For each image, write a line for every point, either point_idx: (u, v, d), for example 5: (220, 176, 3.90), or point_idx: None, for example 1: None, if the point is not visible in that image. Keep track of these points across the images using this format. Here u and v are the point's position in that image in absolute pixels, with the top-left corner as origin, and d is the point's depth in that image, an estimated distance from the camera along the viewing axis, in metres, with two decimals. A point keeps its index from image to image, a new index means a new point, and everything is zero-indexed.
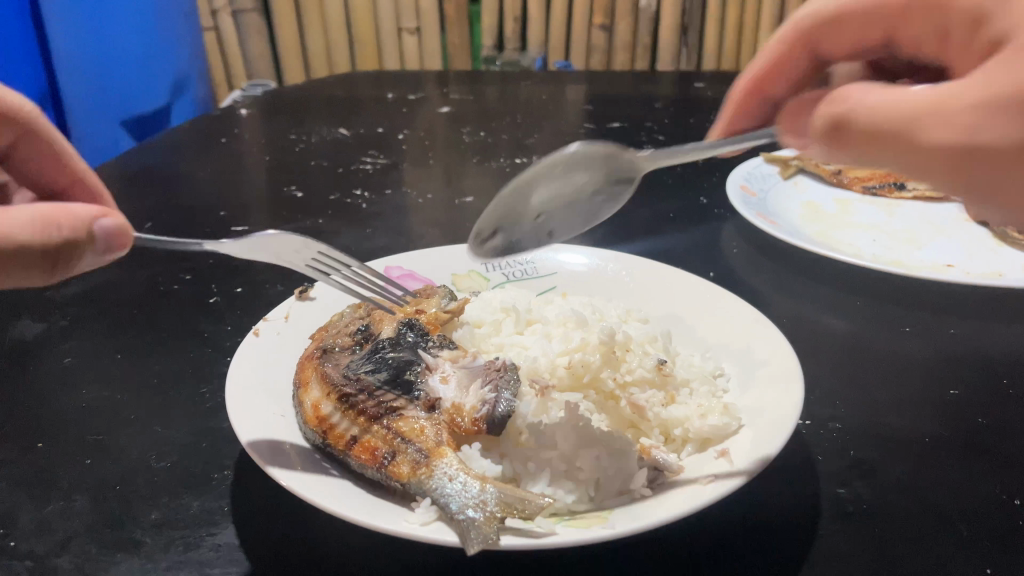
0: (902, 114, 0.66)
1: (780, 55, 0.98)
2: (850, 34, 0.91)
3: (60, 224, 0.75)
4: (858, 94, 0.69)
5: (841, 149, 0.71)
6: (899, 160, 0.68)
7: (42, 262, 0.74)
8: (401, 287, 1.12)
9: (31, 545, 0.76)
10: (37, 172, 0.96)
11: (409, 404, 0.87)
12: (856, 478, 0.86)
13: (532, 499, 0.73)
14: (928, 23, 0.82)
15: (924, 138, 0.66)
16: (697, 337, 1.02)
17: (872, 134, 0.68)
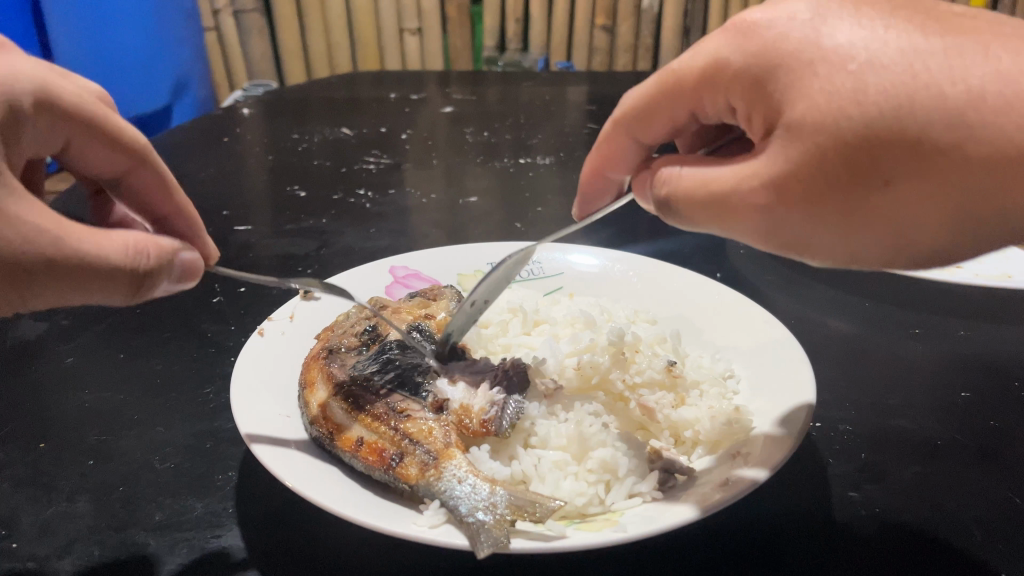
0: (709, 193, 0.69)
1: (606, 146, 0.86)
2: (656, 124, 0.79)
3: (150, 252, 0.71)
4: (675, 172, 0.73)
5: (675, 220, 0.75)
6: (723, 231, 0.71)
7: (130, 286, 0.70)
8: (407, 287, 1.11)
9: (33, 548, 0.75)
10: (138, 201, 0.85)
11: (416, 405, 0.87)
12: (868, 481, 0.85)
13: (543, 502, 0.72)
14: (718, 100, 0.72)
15: (734, 216, 0.68)
16: (706, 338, 1.01)
17: (693, 209, 0.71)
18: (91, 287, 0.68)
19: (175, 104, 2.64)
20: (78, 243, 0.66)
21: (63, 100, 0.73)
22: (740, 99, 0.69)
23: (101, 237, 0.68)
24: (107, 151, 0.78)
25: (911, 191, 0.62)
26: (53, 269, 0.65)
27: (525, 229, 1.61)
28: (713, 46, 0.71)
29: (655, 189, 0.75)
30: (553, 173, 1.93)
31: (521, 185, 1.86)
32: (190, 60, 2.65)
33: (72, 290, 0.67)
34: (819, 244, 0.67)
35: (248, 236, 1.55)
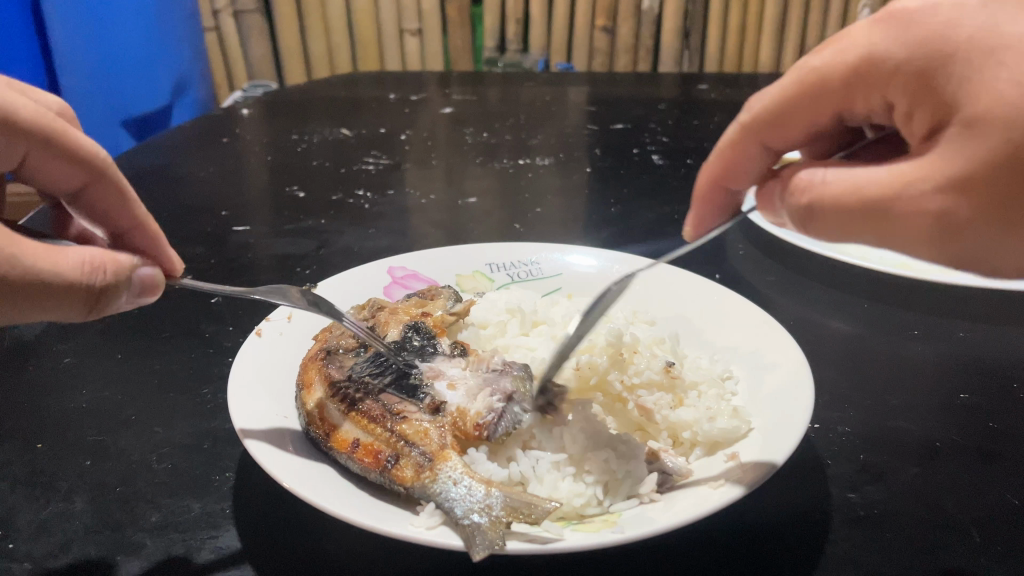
0: (867, 196, 0.62)
1: (728, 153, 0.80)
2: (792, 126, 0.73)
3: (107, 268, 0.71)
4: (821, 174, 0.65)
5: (816, 231, 0.67)
6: (875, 241, 0.63)
7: (85, 303, 0.69)
8: (405, 288, 1.11)
9: (30, 547, 0.75)
10: (95, 214, 0.82)
11: (413, 407, 0.86)
12: (866, 482, 0.85)
13: (538, 503, 0.72)
14: (872, 98, 0.66)
15: (894, 222, 0.61)
16: (705, 339, 1.01)
17: (839, 216, 0.64)
18: (41, 304, 0.67)
19: (175, 104, 2.63)
20: (29, 260, 0.66)
21: (17, 114, 0.72)
22: (901, 99, 0.63)
23: (55, 256, 0.68)
24: (60, 160, 0.76)
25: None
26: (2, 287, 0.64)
27: (524, 230, 1.61)
28: (862, 41, 0.65)
29: (792, 195, 0.68)
30: (553, 173, 1.93)
31: (521, 185, 1.86)
32: (190, 60, 2.64)
33: (21, 307, 0.66)
34: (993, 256, 0.60)
35: (246, 236, 1.54)
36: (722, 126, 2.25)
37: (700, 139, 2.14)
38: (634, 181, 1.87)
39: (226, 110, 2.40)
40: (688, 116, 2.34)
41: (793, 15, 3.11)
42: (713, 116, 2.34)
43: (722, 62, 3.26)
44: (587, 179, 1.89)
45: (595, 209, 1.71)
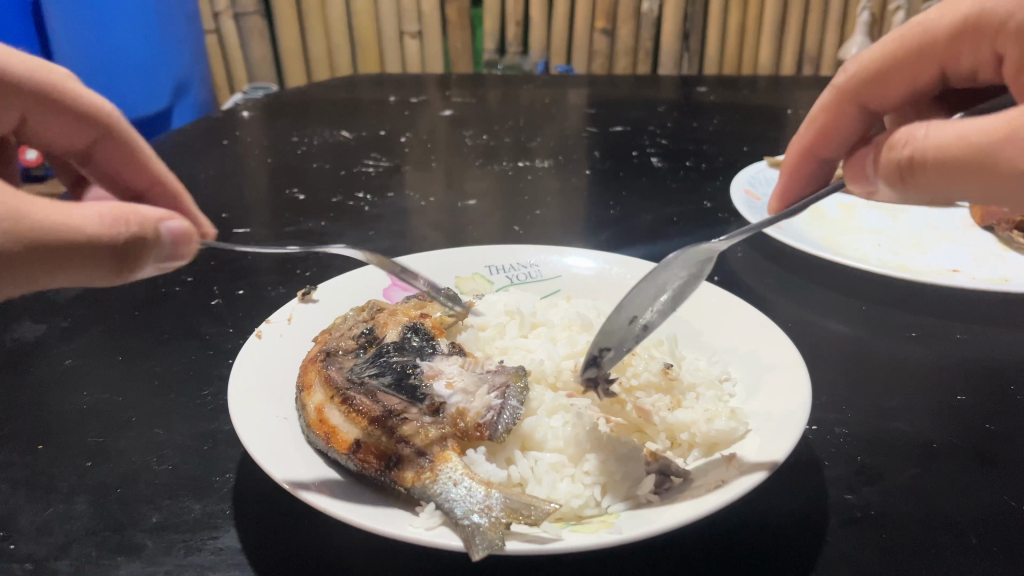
0: (975, 144, 0.70)
1: (834, 114, 1.02)
2: (896, 81, 0.96)
3: (131, 221, 0.70)
4: (923, 131, 0.73)
5: (916, 183, 0.75)
6: (975, 189, 0.72)
7: (113, 258, 0.68)
8: (405, 290, 1.11)
9: (31, 548, 0.76)
10: (114, 171, 1.01)
11: (413, 408, 0.86)
12: (864, 483, 0.85)
13: (538, 504, 0.72)
14: (973, 52, 0.88)
15: (1000, 169, 0.69)
16: (704, 341, 1.02)
17: (945, 163, 0.71)
18: (66, 263, 0.66)
19: (175, 106, 2.64)
20: (46, 217, 0.65)
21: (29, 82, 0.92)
22: (1012, 49, 0.83)
23: (73, 212, 0.67)
24: (68, 117, 0.95)
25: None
26: (21, 247, 0.64)
27: (524, 232, 1.61)
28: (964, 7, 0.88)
29: (894, 152, 0.75)
30: (552, 175, 1.94)
31: (520, 188, 1.86)
32: (190, 62, 2.65)
33: (52, 268, 0.66)
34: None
35: (247, 239, 1.55)
36: (721, 128, 2.26)
37: (700, 141, 2.15)
38: (633, 183, 1.87)
39: (226, 112, 2.40)
40: (687, 118, 2.34)
41: (792, 17, 3.12)
42: (713, 118, 2.34)
43: (722, 64, 3.27)
44: (587, 181, 1.90)
45: (594, 211, 1.71)
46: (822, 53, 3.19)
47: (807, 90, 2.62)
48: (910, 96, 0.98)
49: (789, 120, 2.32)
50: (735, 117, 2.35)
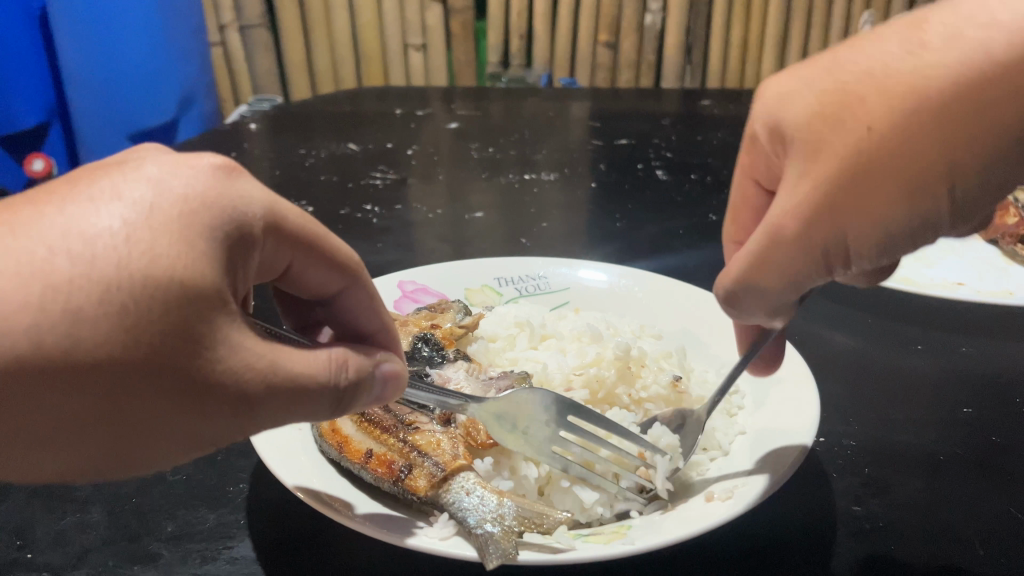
0: (761, 241, 0.64)
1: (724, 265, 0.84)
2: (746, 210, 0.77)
3: (350, 364, 0.61)
4: (732, 255, 0.69)
5: (755, 299, 0.68)
6: (795, 276, 0.64)
7: (330, 403, 0.59)
8: (415, 301, 1.12)
9: (49, 557, 0.76)
10: (348, 325, 0.76)
11: (424, 418, 0.88)
12: (871, 496, 0.86)
13: (549, 514, 0.74)
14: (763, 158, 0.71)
15: (786, 249, 0.63)
16: (712, 352, 1.04)
17: (754, 272, 0.66)
18: (295, 411, 0.57)
19: (182, 118, 2.66)
20: (291, 365, 0.56)
21: (290, 220, 0.63)
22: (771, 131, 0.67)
23: (306, 355, 0.58)
24: (317, 266, 0.68)
25: (890, 141, 0.56)
26: (265, 396, 0.55)
27: (530, 244, 1.63)
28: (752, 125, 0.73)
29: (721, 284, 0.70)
30: (558, 189, 1.95)
31: (526, 200, 1.87)
32: (197, 74, 2.67)
33: (276, 416, 0.56)
34: (868, 232, 0.59)
35: None
36: (724, 141, 2.27)
37: (704, 154, 2.16)
38: (639, 197, 1.88)
39: (234, 125, 2.42)
40: (691, 131, 2.36)
41: (795, 29, 3.14)
42: (717, 131, 2.35)
43: (724, 77, 3.29)
44: (592, 195, 1.90)
45: (601, 223, 1.73)
46: None
47: None
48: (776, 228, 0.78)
49: None
50: (738, 130, 2.36)
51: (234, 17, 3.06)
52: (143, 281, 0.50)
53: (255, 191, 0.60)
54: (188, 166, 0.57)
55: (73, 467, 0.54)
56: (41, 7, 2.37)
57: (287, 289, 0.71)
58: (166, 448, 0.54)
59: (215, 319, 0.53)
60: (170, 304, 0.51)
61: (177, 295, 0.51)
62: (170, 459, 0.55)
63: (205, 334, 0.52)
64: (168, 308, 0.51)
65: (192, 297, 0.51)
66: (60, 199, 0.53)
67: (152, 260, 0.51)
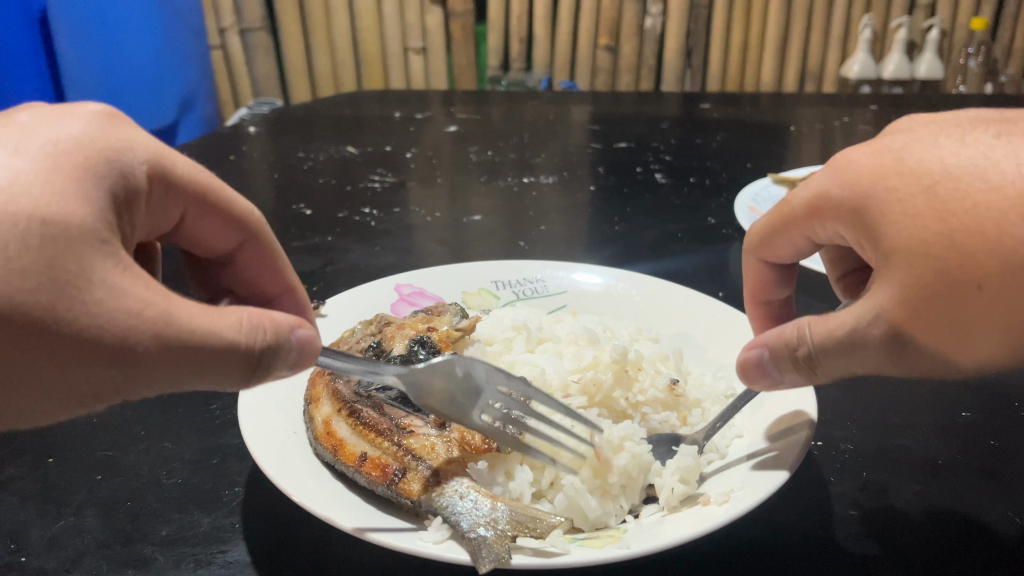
0: (849, 332, 0.66)
1: (752, 273, 0.91)
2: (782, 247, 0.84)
3: (266, 328, 0.63)
4: (808, 328, 0.69)
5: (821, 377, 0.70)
6: (874, 367, 0.66)
7: (243, 367, 0.61)
8: (412, 305, 1.13)
9: (42, 561, 0.76)
10: (251, 275, 0.88)
11: (419, 421, 0.88)
12: (870, 501, 0.85)
13: (543, 518, 0.74)
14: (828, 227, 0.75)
15: (879, 346, 0.65)
16: (708, 356, 1.04)
17: (829, 357, 0.67)
18: (192, 375, 0.59)
19: (181, 121, 2.66)
20: (185, 318, 0.58)
21: (187, 181, 0.72)
22: (847, 221, 0.72)
23: (213, 315, 0.60)
24: (220, 225, 0.79)
25: (1004, 293, 0.60)
26: (151, 348, 0.56)
27: (529, 247, 1.63)
28: (817, 182, 0.75)
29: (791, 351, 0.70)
30: (557, 192, 1.95)
31: (525, 204, 1.87)
32: (197, 77, 2.67)
33: (176, 374, 0.58)
34: (961, 355, 0.63)
35: None
36: (724, 145, 2.27)
37: (703, 158, 2.16)
38: (639, 200, 1.88)
39: (233, 128, 2.42)
40: (691, 135, 2.36)
41: (795, 34, 3.14)
42: (716, 135, 2.35)
43: (724, 81, 3.29)
44: (591, 198, 1.91)
45: (600, 226, 1.73)
46: (824, 69, 3.21)
47: (810, 107, 2.63)
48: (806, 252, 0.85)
49: (792, 137, 2.33)
50: (738, 134, 2.36)
51: (234, 20, 3.07)
52: (4, 222, 0.54)
53: (139, 150, 0.67)
54: (69, 126, 0.63)
55: None
56: (41, 11, 2.38)
57: (192, 247, 0.82)
58: (53, 392, 0.57)
59: (85, 254, 0.56)
60: (30, 237, 0.54)
61: (36, 232, 0.54)
62: (60, 404, 0.58)
63: (74, 274, 0.55)
64: (27, 245, 0.54)
65: (54, 232, 0.55)
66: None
67: (11, 199, 0.55)
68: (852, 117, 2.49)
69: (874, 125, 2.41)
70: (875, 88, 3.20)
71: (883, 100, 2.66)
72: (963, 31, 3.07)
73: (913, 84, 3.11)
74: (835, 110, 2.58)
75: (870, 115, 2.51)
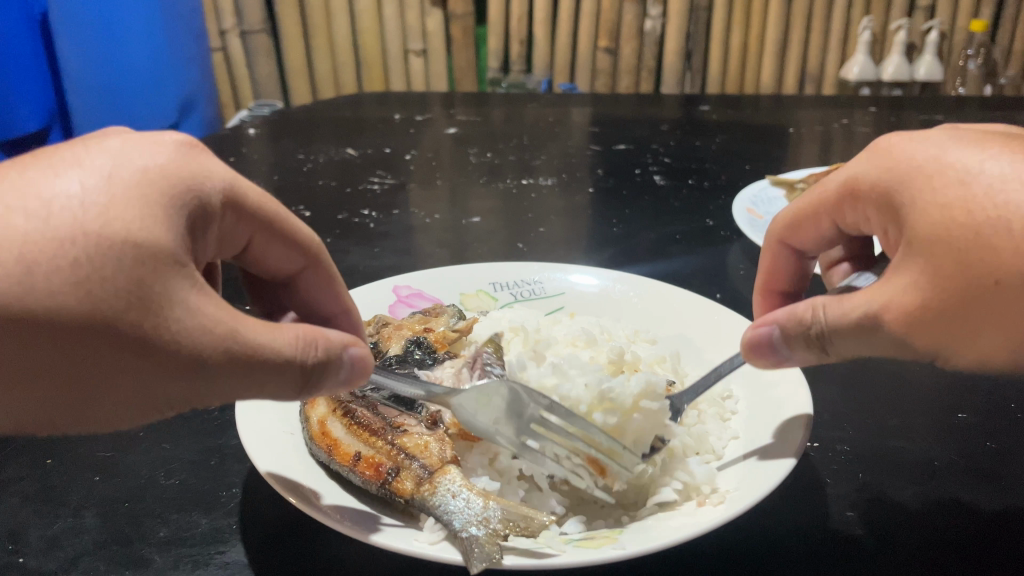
0: (866, 312, 0.68)
1: (768, 262, 0.96)
2: (808, 231, 0.89)
3: (318, 345, 0.66)
4: (822, 308, 0.71)
5: (831, 357, 0.71)
6: (880, 351, 0.68)
7: (295, 381, 0.65)
8: (410, 306, 1.13)
9: (41, 561, 0.76)
10: (312, 300, 0.88)
11: (413, 420, 0.88)
12: (864, 502, 0.85)
13: (535, 517, 0.74)
14: (857, 211, 0.80)
15: (891, 325, 0.66)
16: (704, 357, 1.03)
17: (844, 338, 0.69)
18: (251, 386, 0.63)
19: (182, 123, 2.67)
20: (249, 336, 0.62)
21: (252, 199, 0.74)
22: (876, 204, 0.76)
23: (272, 331, 0.64)
24: (280, 243, 0.80)
25: (1019, 294, 0.62)
26: (219, 361, 0.61)
27: (527, 249, 1.63)
28: (851, 167, 0.80)
29: (803, 328, 0.72)
30: (556, 194, 1.95)
31: (524, 206, 1.87)
32: (198, 79, 2.68)
33: (233, 383, 0.62)
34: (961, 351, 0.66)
35: None
36: (723, 147, 2.27)
37: (703, 160, 2.16)
38: (638, 202, 1.88)
39: (233, 130, 2.42)
40: (690, 137, 2.36)
41: (794, 36, 3.14)
42: (716, 137, 2.35)
43: (724, 83, 3.29)
44: (590, 200, 1.91)
45: (598, 228, 1.73)
46: (824, 70, 3.21)
47: (810, 109, 2.63)
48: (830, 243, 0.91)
49: (791, 139, 2.33)
50: (737, 136, 2.36)
51: (235, 22, 3.08)
52: (92, 239, 0.58)
53: (216, 175, 0.70)
54: (160, 145, 0.67)
55: (38, 412, 0.61)
56: (42, 13, 2.38)
57: (254, 268, 0.83)
58: (124, 400, 0.61)
59: (167, 276, 0.60)
60: (123, 260, 0.58)
61: (128, 253, 0.58)
62: (129, 413, 0.62)
63: (159, 293, 0.59)
64: (119, 266, 0.58)
65: (143, 254, 0.59)
66: (35, 166, 0.63)
67: (105, 221, 0.59)
68: (852, 119, 2.48)
69: (872, 127, 2.41)
70: (875, 90, 3.20)
71: (883, 102, 2.66)
72: (963, 33, 3.07)
73: (913, 85, 3.11)
74: (835, 112, 2.58)
75: (869, 117, 2.51)
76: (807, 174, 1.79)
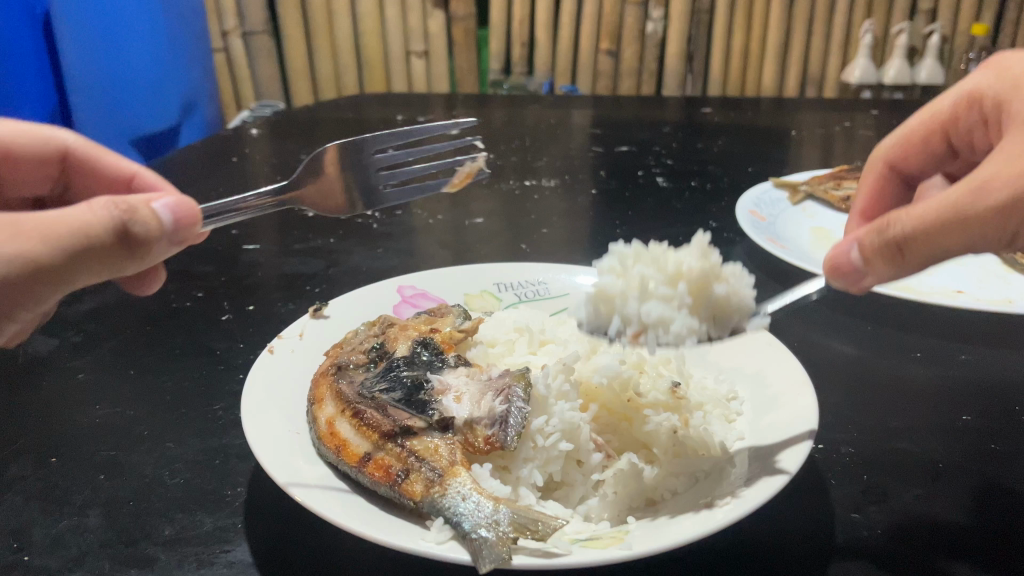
0: (953, 204, 0.71)
1: (872, 190, 1.04)
2: (915, 150, 0.99)
3: (123, 206, 0.72)
4: (902, 216, 0.74)
5: (909, 263, 0.75)
6: (966, 244, 0.72)
7: (118, 246, 0.71)
8: (415, 306, 1.13)
9: (45, 560, 0.76)
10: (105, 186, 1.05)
11: (422, 423, 0.87)
12: (869, 503, 0.85)
13: (546, 520, 0.72)
14: (974, 119, 0.89)
15: (982, 211, 0.70)
16: (711, 359, 1.03)
17: (932, 233, 0.72)
18: (75, 261, 0.69)
19: (184, 123, 2.67)
20: (34, 222, 0.68)
21: None
22: (993, 105, 0.85)
23: (76, 213, 0.70)
24: (21, 160, 0.99)
25: None
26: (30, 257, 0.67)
27: (530, 249, 1.63)
28: (965, 82, 0.90)
29: (882, 235, 0.75)
30: (558, 195, 1.95)
31: (526, 207, 1.87)
32: (199, 80, 2.68)
33: (60, 265, 0.69)
34: None
35: (255, 256, 1.56)
36: (725, 149, 2.28)
37: (704, 162, 2.17)
38: (640, 204, 1.89)
39: (235, 131, 2.43)
40: (692, 139, 2.36)
41: (795, 38, 3.15)
42: (718, 139, 2.36)
43: (726, 85, 3.30)
44: (592, 201, 1.91)
45: (599, 229, 1.73)
46: (825, 74, 3.22)
47: (811, 112, 2.63)
48: (932, 166, 1.00)
49: (794, 141, 2.33)
50: (739, 138, 2.37)
51: (237, 23, 3.08)
52: None
53: None
54: None
55: None
56: (44, 14, 2.38)
57: (36, 187, 1.04)
58: None
59: None
60: None
61: None
62: None
63: None
64: None
65: None
66: None
67: None
68: (854, 123, 2.48)
69: (874, 129, 2.42)
70: (875, 93, 3.21)
71: (885, 105, 2.66)
72: (963, 37, 3.08)
73: (914, 88, 3.11)
74: (836, 115, 2.58)
75: (871, 120, 2.52)
76: (810, 176, 1.80)
